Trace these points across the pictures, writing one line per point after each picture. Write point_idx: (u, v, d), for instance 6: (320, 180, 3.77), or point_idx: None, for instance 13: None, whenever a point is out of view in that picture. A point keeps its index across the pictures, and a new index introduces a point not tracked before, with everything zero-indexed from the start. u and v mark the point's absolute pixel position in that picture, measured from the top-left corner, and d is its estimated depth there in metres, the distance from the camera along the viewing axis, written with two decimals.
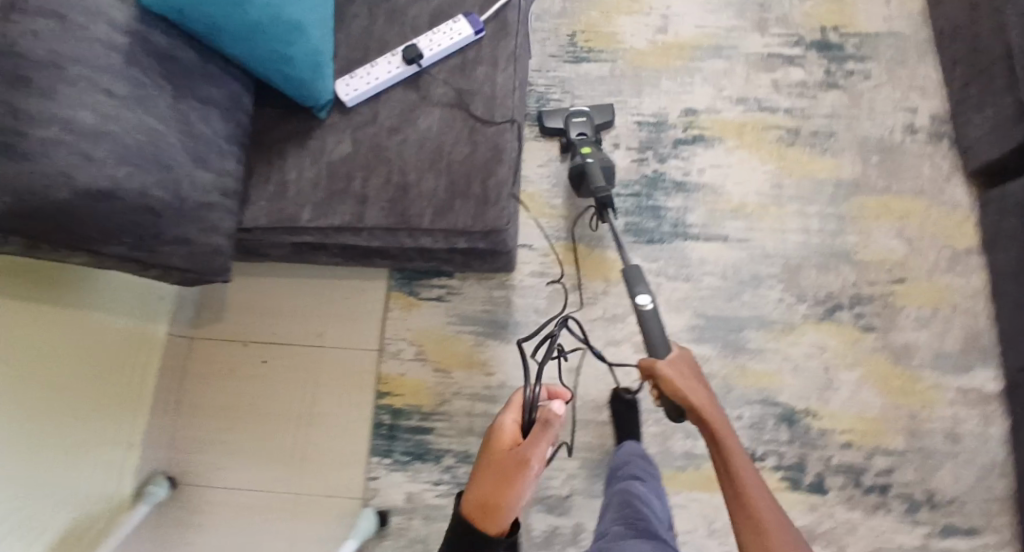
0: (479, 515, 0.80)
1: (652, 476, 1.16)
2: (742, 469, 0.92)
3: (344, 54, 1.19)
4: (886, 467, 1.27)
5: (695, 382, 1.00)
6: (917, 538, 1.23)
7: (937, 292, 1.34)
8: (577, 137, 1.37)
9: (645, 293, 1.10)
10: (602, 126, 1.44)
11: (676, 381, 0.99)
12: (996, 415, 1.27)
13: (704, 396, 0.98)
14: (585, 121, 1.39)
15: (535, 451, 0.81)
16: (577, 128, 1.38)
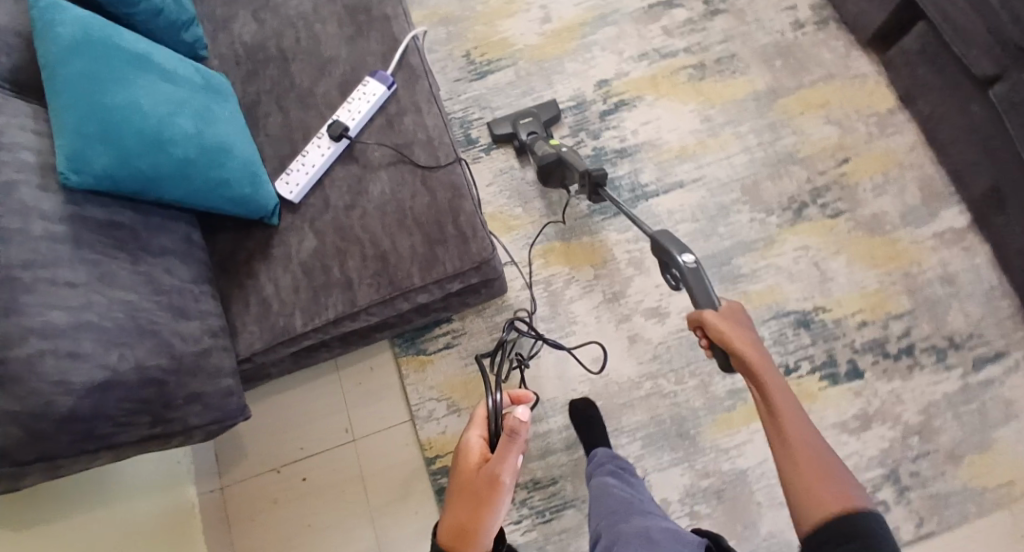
0: (455, 541, 0.82)
1: (626, 471, 1.11)
2: (789, 414, 0.78)
3: (273, 154, 1.18)
4: (903, 329, 1.34)
5: (744, 329, 0.86)
6: (956, 381, 1.31)
7: (883, 157, 1.44)
8: (529, 137, 1.41)
9: (688, 253, 0.97)
10: (550, 120, 1.48)
11: (717, 325, 0.85)
12: (976, 246, 1.37)
13: (757, 342, 0.84)
14: (532, 121, 1.44)
15: (504, 468, 0.86)
16: (526, 129, 1.43)
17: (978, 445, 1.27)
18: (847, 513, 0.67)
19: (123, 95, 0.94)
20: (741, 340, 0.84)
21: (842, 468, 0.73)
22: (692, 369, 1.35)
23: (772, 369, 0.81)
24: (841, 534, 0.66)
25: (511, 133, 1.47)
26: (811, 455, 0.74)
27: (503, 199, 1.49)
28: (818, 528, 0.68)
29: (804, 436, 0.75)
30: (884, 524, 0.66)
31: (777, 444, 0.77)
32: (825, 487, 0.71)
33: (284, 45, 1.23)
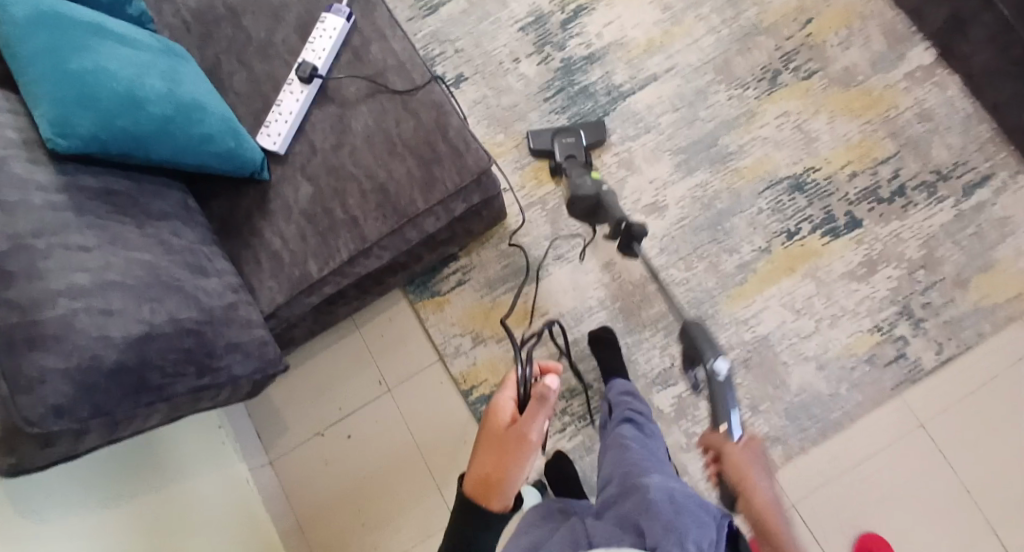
0: (477, 489, 0.81)
1: (643, 418, 1.09)
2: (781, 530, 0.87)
3: (247, 111, 1.15)
4: (893, 172, 1.37)
5: (760, 475, 0.93)
6: (951, 209, 1.35)
7: (843, 13, 1.46)
8: (568, 160, 1.35)
9: (723, 360, 1.08)
10: (593, 143, 1.43)
11: (736, 457, 0.95)
12: (946, 81, 1.40)
13: (771, 492, 0.91)
14: (573, 142, 1.38)
15: (532, 428, 0.84)
16: (565, 149, 1.37)
17: (981, 267, 1.32)
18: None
19: (88, 59, 0.91)
20: (749, 479, 0.91)
21: None
22: (699, 253, 1.38)
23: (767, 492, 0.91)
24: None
25: (549, 152, 1.42)
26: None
27: (483, 128, 1.50)
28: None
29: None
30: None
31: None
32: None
33: (233, 1, 1.20)
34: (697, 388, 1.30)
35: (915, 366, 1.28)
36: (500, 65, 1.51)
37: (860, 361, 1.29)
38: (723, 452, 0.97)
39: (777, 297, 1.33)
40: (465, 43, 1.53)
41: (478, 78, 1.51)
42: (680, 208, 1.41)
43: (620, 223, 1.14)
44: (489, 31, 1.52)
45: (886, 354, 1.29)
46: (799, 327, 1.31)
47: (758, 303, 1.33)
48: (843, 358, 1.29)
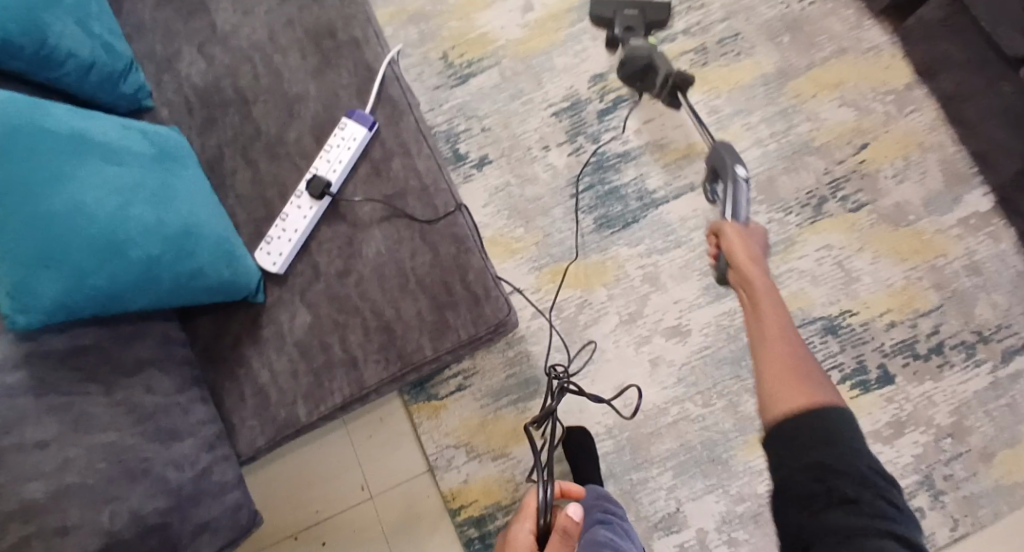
0: None
1: (617, 518, 1.01)
2: (770, 305, 0.87)
3: (247, 218, 1.04)
4: (932, 327, 1.29)
5: (755, 252, 0.99)
6: (987, 376, 1.27)
7: (902, 138, 1.35)
8: (626, 32, 1.37)
9: (742, 167, 1.16)
10: (653, 22, 1.40)
11: (733, 241, 1.00)
12: (1001, 231, 1.31)
13: (761, 258, 0.98)
14: (635, 14, 1.38)
15: None
16: (626, 18, 1.38)
17: (1009, 441, 1.25)
18: (809, 411, 0.70)
19: (67, 197, 0.81)
20: (748, 255, 0.97)
21: (808, 357, 0.79)
22: (718, 390, 1.29)
23: (768, 289, 0.91)
24: (819, 441, 0.67)
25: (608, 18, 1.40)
26: (789, 353, 0.79)
27: (502, 219, 1.39)
28: (775, 411, 0.73)
29: (790, 353, 0.80)
30: (879, 463, 0.65)
31: (756, 333, 0.86)
32: (812, 378, 0.76)
33: (242, 85, 1.08)
34: (701, 540, 1.24)
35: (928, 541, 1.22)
36: (528, 151, 1.41)
37: None
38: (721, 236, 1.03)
39: None
40: (492, 121, 1.43)
41: (504, 162, 1.41)
42: (703, 336, 1.32)
43: (665, 79, 1.30)
44: (519, 112, 1.43)
45: None
46: None
47: None
48: None
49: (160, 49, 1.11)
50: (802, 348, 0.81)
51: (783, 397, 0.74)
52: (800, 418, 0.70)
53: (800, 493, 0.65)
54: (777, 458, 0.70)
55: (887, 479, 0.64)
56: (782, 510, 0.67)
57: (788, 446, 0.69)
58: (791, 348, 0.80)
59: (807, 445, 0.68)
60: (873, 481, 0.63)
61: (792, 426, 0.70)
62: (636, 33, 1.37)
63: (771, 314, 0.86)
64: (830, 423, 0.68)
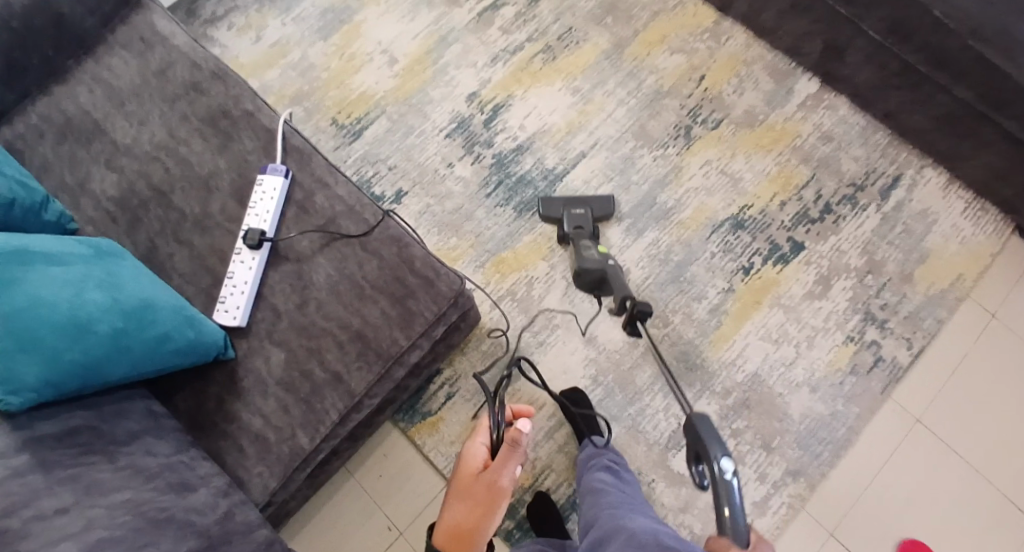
0: (452, 535, 1.07)
1: (620, 466, 1.16)
2: None
3: (196, 290, 1.10)
4: (816, 193, 1.47)
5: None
6: (878, 214, 1.45)
7: (729, 62, 1.58)
8: (576, 233, 1.40)
9: (709, 471, 0.88)
10: (601, 216, 1.46)
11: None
12: (835, 102, 1.54)
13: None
14: (584, 213, 1.43)
15: (503, 475, 1.08)
16: (575, 220, 1.42)
17: (920, 259, 1.41)
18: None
19: (22, 294, 0.85)
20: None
21: None
22: (671, 307, 1.41)
23: None
24: None
25: (558, 219, 1.45)
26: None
27: (435, 237, 1.51)
28: None
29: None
30: None
31: None
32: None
33: (156, 181, 1.17)
34: None
35: (894, 365, 1.35)
36: (435, 172, 1.55)
37: (846, 374, 1.35)
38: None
39: (754, 334, 1.38)
40: (396, 159, 1.56)
41: (418, 190, 1.54)
42: (641, 269, 1.45)
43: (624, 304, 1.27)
44: (416, 143, 1.57)
45: (865, 361, 1.35)
46: (784, 357, 1.36)
47: (739, 343, 1.37)
48: (831, 376, 1.35)
49: (69, 178, 1.19)
50: None
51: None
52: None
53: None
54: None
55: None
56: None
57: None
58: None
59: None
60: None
61: None
62: (584, 235, 1.40)
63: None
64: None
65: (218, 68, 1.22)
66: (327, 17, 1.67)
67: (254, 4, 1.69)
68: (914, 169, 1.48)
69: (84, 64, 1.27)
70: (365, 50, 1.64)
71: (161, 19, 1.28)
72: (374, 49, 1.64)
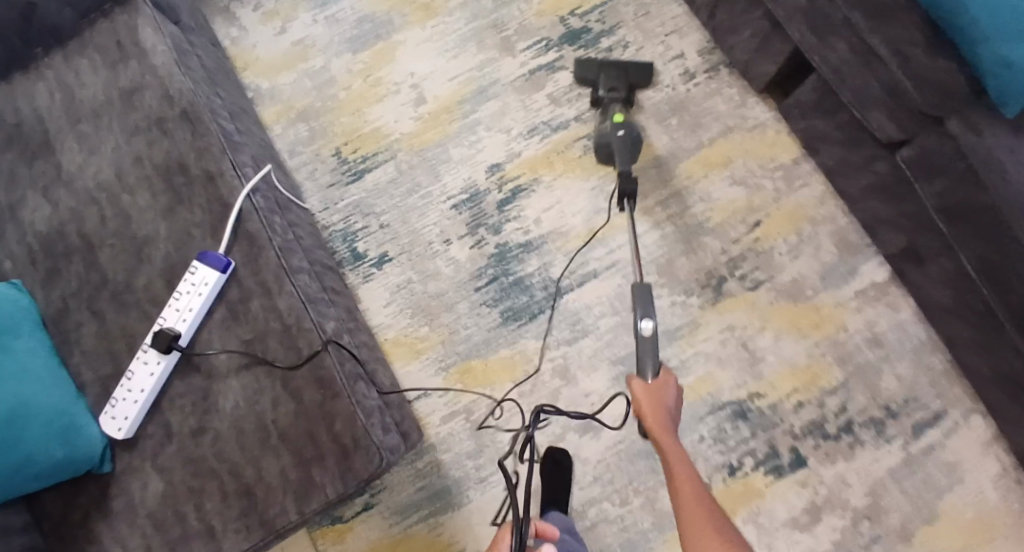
0: None
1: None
2: (677, 468, 0.86)
3: (93, 377, 0.99)
4: (840, 405, 1.28)
5: (669, 425, 0.93)
6: (900, 452, 1.26)
7: (792, 214, 1.36)
8: (609, 95, 1.31)
9: (650, 317, 1.03)
10: (638, 83, 1.35)
11: (641, 397, 0.97)
12: (898, 300, 1.32)
13: (667, 417, 0.96)
14: (618, 76, 1.33)
15: None
16: (608, 79, 1.32)
17: (928, 518, 1.23)
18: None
19: None
20: (652, 407, 0.96)
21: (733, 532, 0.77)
22: (636, 487, 1.25)
23: (694, 475, 0.85)
24: None
25: (592, 80, 1.35)
26: (700, 501, 0.81)
27: (405, 319, 1.34)
28: None
29: (709, 506, 0.80)
30: None
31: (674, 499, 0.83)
32: (728, 536, 0.77)
33: (88, 230, 1.03)
34: None
35: None
36: (428, 246, 1.36)
37: None
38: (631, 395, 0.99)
39: None
40: (391, 218, 1.37)
41: (404, 259, 1.36)
42: (616, 431, 1.27)
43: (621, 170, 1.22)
44: (418, 206, 1.38)
45: None
46: None
47: None
48: None
49: (3, 196, 1.06)
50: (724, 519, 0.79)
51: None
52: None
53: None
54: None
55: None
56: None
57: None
58: (704, 498, 0.82)
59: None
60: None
61: None
62: (618, 99, 1.31)
63: (670, 455, 0.88)
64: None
65: (192, 106, 1.06)
66: (363, 27, 1.44)
67: None
68: (961, 411, 1.27)
69: (51, 57, 1.11)
70: (393, 79, 1.42)
71: (147, 26, 1.09)
72: (403, 80, 1.42)
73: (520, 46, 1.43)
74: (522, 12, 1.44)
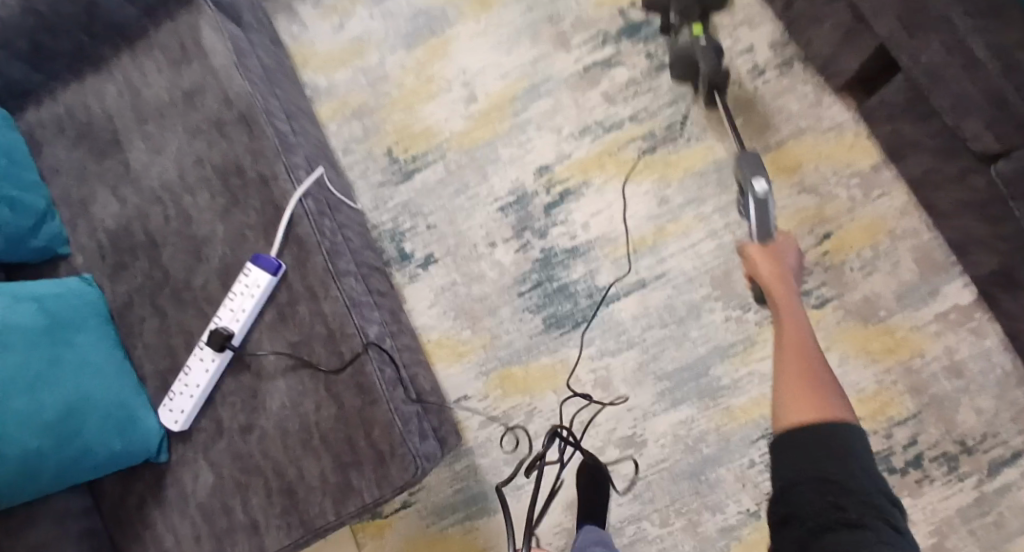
0: None
1: None
2: (793, 323, 0.91)
3: (152, 370, 1.06)
4: (909, 436, 1.19)
5: (789, 280, 1.05)
6: (972, 491, 1.16)
7: (872, 225, 1.27)
8: (679, 20, 1.24)
9: (761, 179, 1.14)
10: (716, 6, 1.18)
11: (757, 261, 1.08)
12: (983, 325, 1.21)
13: (789, 276, 1.06)
14: None
15: None
16: None
17: None
18: (811, 423, 0.69)
19: None
20: (773, 272, 1.06)
21: (834, 380, 0.77)
22: (677, 508, 1.21)
23: (796, 317, 0.93)
24: (820, 454, 0.65)
25: (662, 8, 1.26)
26: (802, 346, 0.85)
27: (449, 321, 1.33)
28: (782, 429, 0.72)
29: (808, 353, 0.83)
30: (887, 490, 0.62)
31: (778, 346, 0.87)
32: (824, 392, 0.75)
33: (152, 228, 1.09)
34: None
35: None
36: (474, 248, 1.34)
37: None
38: (748, 260, 1.11)
39: None
40: (437, 219, 1.36)
41: (449, 262, 1.35)
42: (659, 448, 1.24)
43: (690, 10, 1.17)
44: (464, 207, 1.36)
45: None
46: None
47: None
48: None
49: (75, 193, 1.12)
50: (818, 354, 0.84)
51: (785, 393, 0.77)
52: (799, 430, 0.68)
53: (800, 505, 0.62)
54: (785, 485, 0.65)
55: (893, 517, 0.59)
56: (795, 502, 0.63)
57: (788, 454, 0.67)
58: (803, 336, 0.87)
59: (818, 461, 0.64)
60: (879, 492, 0.61)
61: (791, 438, 0.68)
62: (693, 23, 1.23)
63: (789, 317, 0.93)
64: (848, 442, 0.65)
65: (248, 109, 1.09)
66: (417, 21, 1.43)
67: None
68: None
69: (120, 58, 1.16)
70: (445, 75, 1.40)
71: (208, 26, 1.12)
72: (455, 77, 1.40)
73: (576, 41, 1.37)
74: (580, 5, 1.39)
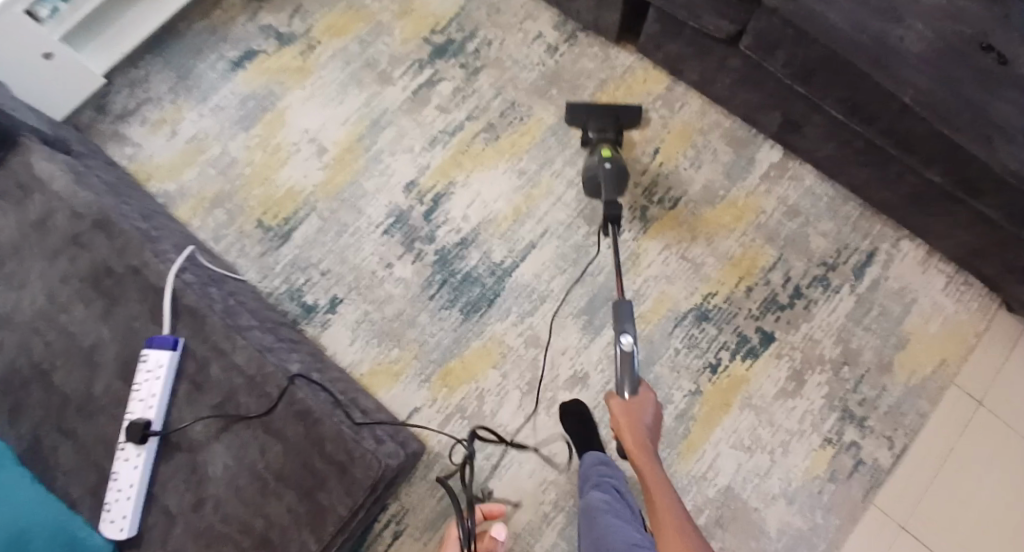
0: None
1: (613, 478, 1.11)
2: (652, 486, 1.03)
3: (83, 489, 1.01)
4: (782, 276, 1.37)
5: (647, 444, 1.10)
6: (851, 297, 1.35)
7: (682, 132, 1.46)
8: (599, 136, 1.36)
9: (628, 335, 1.13)
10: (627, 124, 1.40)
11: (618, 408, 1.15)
12: (800, 171, 1.43)
13: (645, 435, 1.12)
14: None
15: None
16: None
17: (898, 346, 1.32)
18: None
19: None
20: (629, 429, 1.12)
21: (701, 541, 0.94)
22: None
23: (666, 492, 1.02)
24: None
25: (583, 124, 1.39)
26: (674, 522, 0.96)
27: (375, 348, 1.37)
28: None
29: (675, 521, 0.96)
30: None
31: (654, 513, 1.00)
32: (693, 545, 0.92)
33: (39, 358, 1.07)
34: None
35: (876, 469, 1.26)
36: (374, 275, 1.41)
37: (824, 482, 1.26)
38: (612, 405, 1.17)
39: (725, 439, 1.28)
40: (330, 263, 1.42)
41: (355, 295, 1.40)
42: (601, 373, 1.35)
43: None
44: (351, 243, 1.44)
45: (845, 465, 1.26)
46: (756, 465, 1.27)
47: (710, 452, 1.28)
48: (808, 485, 1.25)
49: None
50: (689, 525, 0.97)
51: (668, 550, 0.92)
52: None
53: None
54: None
55: None
56: None
57: None
58: (674, 512, 0.98)
59: None
60: None
61: None
62: (609, 139, 1.36)
63: (655, 487, 1.03)
64: None
65: (101, 214, 1.12)
66: (248, 105, 1.53)
67: (169, 95, 1.54)
68: (890, 243, 1.38)
69: None
70: (292, 139, 1.50)
71: (41, 158, 1.15)
72: (301, 137, 1.51)
73: (397, 75, 1.54)
74: (387, 45, 1.56)
